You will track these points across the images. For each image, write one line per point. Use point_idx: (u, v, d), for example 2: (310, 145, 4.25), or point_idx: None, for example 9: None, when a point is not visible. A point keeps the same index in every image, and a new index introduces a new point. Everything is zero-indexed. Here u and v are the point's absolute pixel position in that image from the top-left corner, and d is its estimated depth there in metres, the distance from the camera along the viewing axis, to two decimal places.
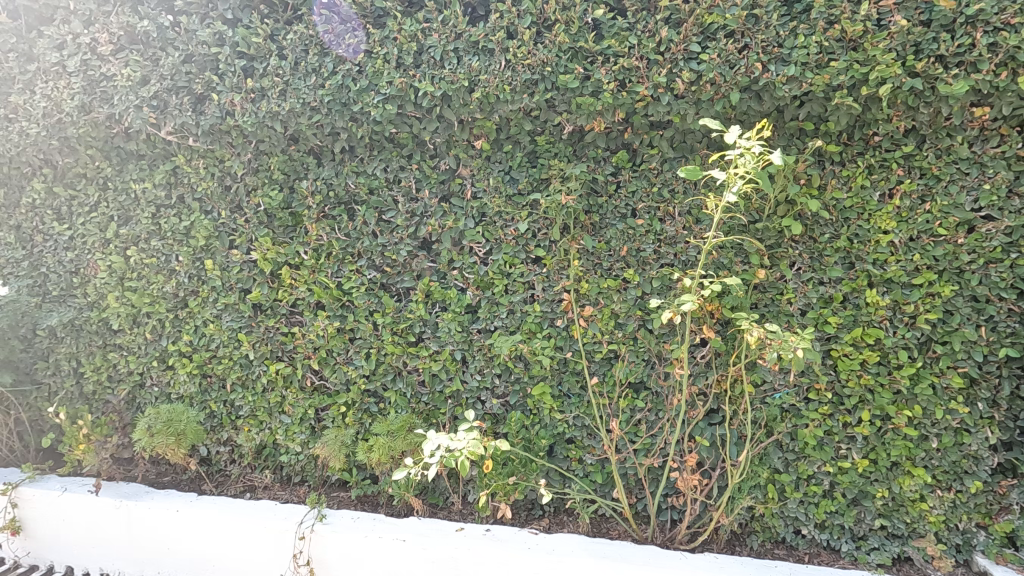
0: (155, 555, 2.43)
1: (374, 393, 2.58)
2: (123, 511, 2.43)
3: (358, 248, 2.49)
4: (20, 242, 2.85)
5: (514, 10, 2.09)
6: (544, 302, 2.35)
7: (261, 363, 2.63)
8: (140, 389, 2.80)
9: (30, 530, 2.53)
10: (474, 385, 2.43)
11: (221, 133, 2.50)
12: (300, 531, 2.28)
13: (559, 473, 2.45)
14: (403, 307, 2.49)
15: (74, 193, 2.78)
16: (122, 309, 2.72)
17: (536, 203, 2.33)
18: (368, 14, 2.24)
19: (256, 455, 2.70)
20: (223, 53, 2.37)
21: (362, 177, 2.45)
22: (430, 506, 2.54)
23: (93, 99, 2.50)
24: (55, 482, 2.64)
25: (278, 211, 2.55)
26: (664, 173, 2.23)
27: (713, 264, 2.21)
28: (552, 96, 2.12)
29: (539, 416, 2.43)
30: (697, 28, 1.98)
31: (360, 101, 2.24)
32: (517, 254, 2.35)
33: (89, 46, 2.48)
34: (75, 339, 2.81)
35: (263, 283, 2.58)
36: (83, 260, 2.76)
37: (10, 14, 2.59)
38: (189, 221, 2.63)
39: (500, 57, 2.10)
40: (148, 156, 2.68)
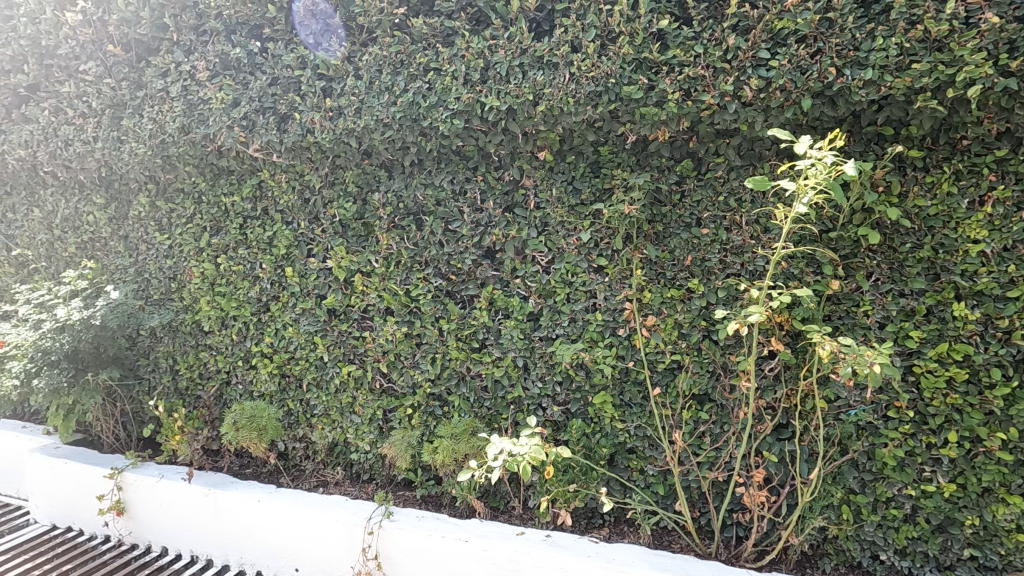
0: (239, 542, 2.62)
1: (439, 396, 2.66)
2: (212, 499, 2.64)
3: (426, 256, 2.59)
4: (128, 250, 3.18)
5: (579, 24, 2.14)
6: (606, 311, 2.36)
7: (334, 365, 2.77)
8: (227, 386, 3.02)
9: (131, 511, 2.80)
10: (535, 392, 2.47)
11: (302, 150, 2.67)
12: (368, 526, 2.39)
13: (620, 482, 2.44)
14: (467, 314, 2.57)
15: (173, 206, 3.06)
16: (213, 312, 2.97)
17: (599, 213, 2.35)
18: (438, 33, 2.37)
19: (329, 452, 2.85)
20: (305, 76, 2.55)
21: (430, 189, 2.56)
22: (491, 509, 2.59)
23: (191, 121, 2.74)
24: (154, 469, 2.90)
25: (352, 222, 2.70)
26: (730, 182, 2.20)
27: (782, 274, 2.15)
28: (616, 107, 2.14)
29: (600, 425, 2.43)
30: (767, 34, 1.94)
31: (429, 117, 2.35)
32: (579, 263, 2.37)
33: (188, 74, 2.75)
34: (172, 338, 3.09)
35: (338, 289, 2.74)
36: (180, 267, 3.04)
37: (124, 46, 2.91)
38: (272, 231, 2.83)
39: (564, 70, 2.15)
40: (237, 172, 2.91)
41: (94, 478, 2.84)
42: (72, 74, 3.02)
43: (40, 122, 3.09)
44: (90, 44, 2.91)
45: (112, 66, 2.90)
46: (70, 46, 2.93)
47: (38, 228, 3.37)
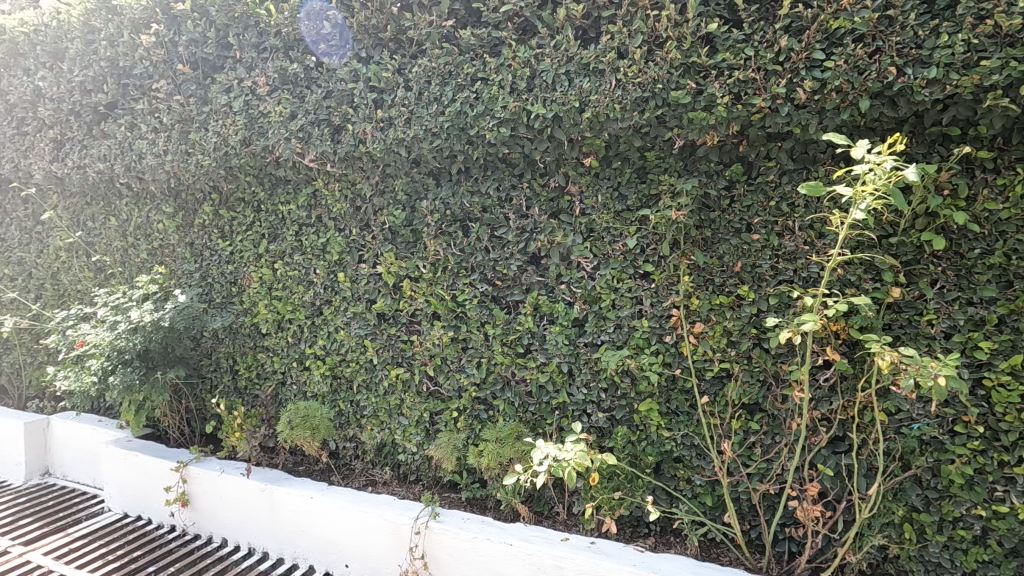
0: (293, 536, 2.72)
1: (484, 400, 2.69)
2: (268, 494, 2.76)
3: (472, 262, 2.63)
4: (193, 256, 3.37)
5: (625, 30, 2.14)
6: (652, 318, 2.33)
7: (383, 368, 2.85)
8: (283, 386, 3.16)
9: (194, 503, 2.96)
10: (580, 398, 2.47)
11: (355, 159, 2.78)
12: (415, 526, 2.44)
13: (667, 491, 2.41)
14: (513, 319, 2.59)
15: (234, 214, 3.23)
16: (271, 315, 3.11)
17: (645, 219, 2.34)
18: (485, 44, 2.42)
19: (377, 452, 2.93)
20: (358, 88, 2.65)
21: (477, 196, 2.60)
22: (536, 514, 2.60)
23: (252, 133, 2.89)
24: (215, 463, 3.05)
25: (400, 228, 2.78)
26: (782, 186, 2.14)
27: (838, 281, 2.08)
28: (663, 112, 2.13)
29: (646, 432, 2.40)
30: (822, 35, 1.89)
31: (477, 125, 2.40)
32: (625, 269, 2.36)
33: (250, 89, 2.91)
34: (233, 340, 3.25)
35: (387, 294, 2.82)
36: (241, 272, 3.20)
37: (193, 65, 3.10)
38: (325, 238, 2.95)
39: (610, 77, 2.15)
40: (293, 181, 3.04)
41: (162, 470, 3.02)
42: (146, 92, 3.24)
43: (117, 137, 3.33)
44: (162, 64, 3.12)
45: (182, 84, 3.10)
46: (144, 66, 3.15)
47: (114, 235, 3.63)
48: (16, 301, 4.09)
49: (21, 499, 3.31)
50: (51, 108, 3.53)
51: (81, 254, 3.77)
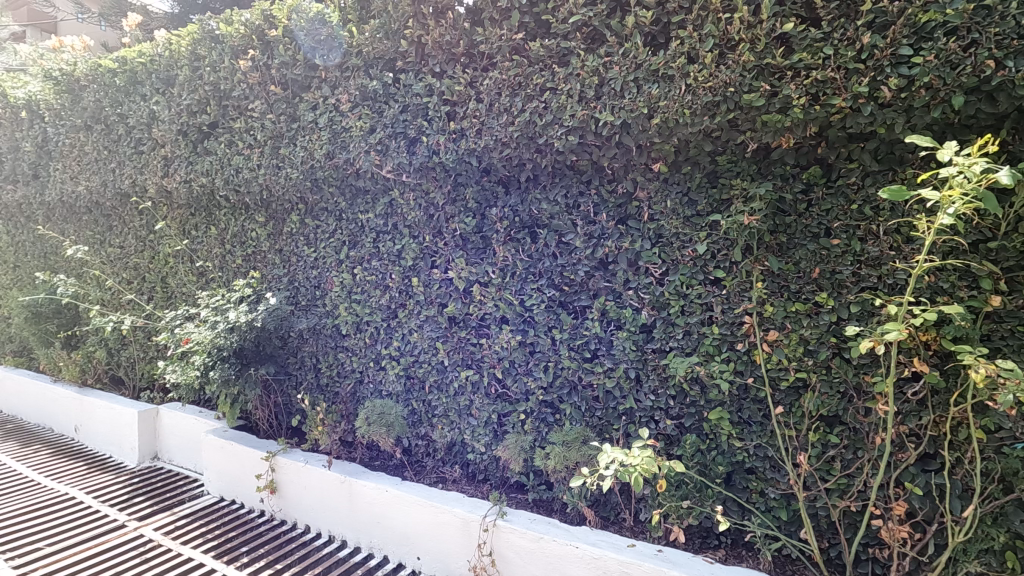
0: (369, 527, 2.87)
1: (551, 404, 2.73)
2: (347, 486, 2.93)
3: (540, 268, 2.69)
4: (282, 262, 3.64)
5: (696, 35, 2.12)
6: (723, 325, 2.29)
7: (453, 369, 2.96)
8: (361, 384, 3.34)
9: (281, 491, 3.19)
10: (648, 405, 2.46)
11: (428, 169, 2.92)
12: (484, 523, 2.51)
13: (738, 503, 2.35)
14: (580, 324, 2.61)
15: (319, 222, 3.46)
16: (350, 317, 3.31)
17: (716, 225, 2.30)
18: (554, 54, 2.46)
19: (448, 451, 3.04)
20: (432, 102, 2.80)
21: (545, 203, 2.66)
22: (602, 519, 2.61)
23: (336, 147, 3.11)
24: (300, 454, 3.27)
25: (471, 235, 2.88)
26: (865, 189, 2.04)
27: (928, 288, 1.95)
28: (735, 115, 2.09)
29: (716, 441, 2.36)
30: (909, 29, 1.79)
31: (546, 134, 2.46)
32: (695, 275, 2.33)
33: (334, 106, 3.13)
34: (316, 340, 3.48)
35: (458, 298, 2.92)
36: (324, 277, 3.43)
37: (283, 85, 3.36)
38: (401, 244, 3.10)
39: (680, 82, 2.14)
40: (372, 191, 3.22)
41: (253, 459, 3.28)
42: (242, 112, 3.56)
43: (218, 154, 3.67)
44: (257, 86, 3.42)
45: (274, 103, 3.38)
46: (242, 88, 3.47)
47: (213, 243, 3.98)
48: (131, 302, 4.58)
49: (136, 479, 3.71)
50: (163, 129, 3.94)
51: (186, 260, 4.17)
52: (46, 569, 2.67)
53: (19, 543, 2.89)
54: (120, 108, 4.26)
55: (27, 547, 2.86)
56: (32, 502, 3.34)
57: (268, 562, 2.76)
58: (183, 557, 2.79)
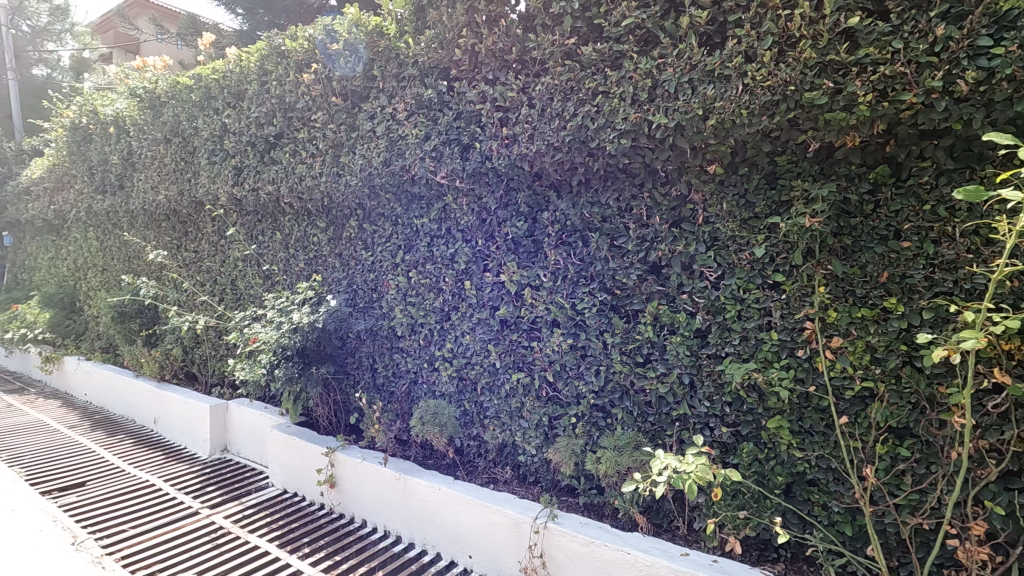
0: (422, 524, 2.95)
1: (603, 408, 2.72)
2: (402, 483, 3.02)
3: (591, 271, 2.68)
4: (342, 265, 3.79)
5: (754, 33, 2.08)
6: (783, 331, 2.21)
7: (505, 371, 3.00)
8: (415, 385, 3.44)
9: (340, 486, 3.32)
10: (702, 411, 2.41)
11: (482, 175, 2.98)
12: (535, 525, 2.53)
13: (799, 515, 2.26)
14: (632, 328, 2.59)
15: (376, 227, 3.59)
16: (405, 319, 3.40)
17: (775, 227, 2.23)
18: (606, 58, 2.46)
19: (499, 452, 3.08)
20: (485, 109, 2.85)
21: (597, 207, 2.65)
22: (654, 526, 2.58)
23: (392, 154, 3.23)
24: (357, 451, 3.39)
25: (523, 239, 2.91)
26: (939, 188, 1.93)
27: (1010, 294, 1.83)
28: (796, 115, 2.02)
29: (775, 451, 2.28)
30: (988, 19, 1.70)
31: (598, 137, 2.46)
32: (752, 279, 2.27)
33: (391, 115, 3.25)
34: (373, 340, 3.60)
35: (509, 301, 2.96)
36: (380, 280, 3.55)
37: (344, 96, 3.52)
38: (454, 248, 3.17)
39: (737, 82, 2.09)
40: (427, 197, 3.30)
41: (314, 454, 3.43)
42: (306, 123, 3.74)
43: (283, 163, 3.88)
44: (319, 97, 3.60)
45: (335, 114, 3.54)
46: (306, 100, 3.66)
47: (278, 247, 4.20)
48: (204, 303, 4.88)
49: (207, 469, 3.96)
50: (234, 140, 4.20)
51: (254, 263, 4.41)
52: (131, 549, 2.90)
53: (107, 524, 3.15)
54: (196, 121, 4.56)
55: (113, 528, 3.11)
56: (118, 488, 3.62)
57: (327, 553, 2.89)
58: (250, 545, 2.95)
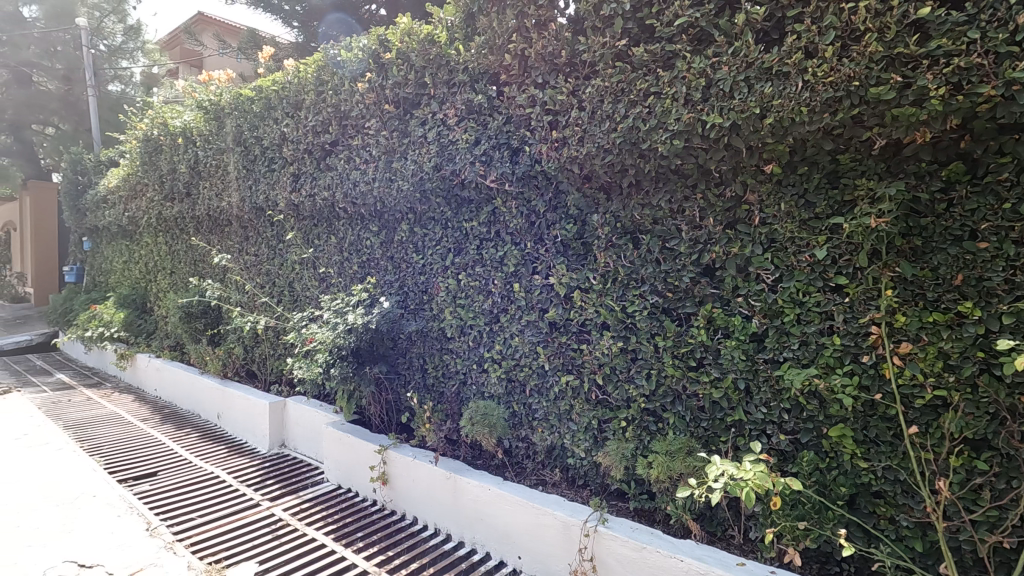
0: (472, 523, 2.99)
1: (654, 412, 2.68)
2: (452, 482, 3.07)
3: (642, 274, 2.65)
4: (393, 268, 3.90)
5: (814, 28, 2.02)
6: (846, 336, 2.12)
7: (554, 373, 3.00)
8: (464, 385, 3.49)
9: (392, 483, 3.41)
10: (759, 418, 2.34)
11: (531, 178, 3.01)
12: (585, 528, 2.52)
13: (863, 528, 2.17)
14: (684, 331, 2.55)
15: (426, 231, 3.67)
16: (455, 321, 3.46)
17: (837, 228, 2.15)
18: (658, 58, 2.44)
19: (548, 454, 3.09)
20: (535, 112, 2.88)
21: (648, 209, 2.63)
22: (708, 534, 2.52)
23: (443, 159, 3.31)
24: (409, 449, 3.46)
25: (572, 242, 2.91)
26: (1020, 185, 1.82)
27: None
28: (860, 111, 1.95)
29: (837, 460, 2.19)
30: None
31: (649, 139, 2.43)
32: (812, 281, 2.19)
33: (442, 121, 3.34)
34: (423, 341, 3.68)
35: (559, 304, 2.96)
36: (431, 282, 3.63)
37: (396, 103, 3.62)
38: (503, 251, 3.20)
39: (796, 79, 2.03)
40: (476, 201, 3.35)
41: (367, 451, 3.53)
42: (360, 130, 3.87)
43: (338, 169, 4.02)
44: (373, 105, 3.72)
45: (388, 121, 3.65)
46: (360, 108, 3.79)
47: (333, 251, 4.35)
48: (264, 304, 5.11)
49: (267, 464, 4.14)
50: (293, 148, 4.39)
51: (310, 266, 4.59)
52: (199, 537, 3.07)
53: (176, 512, 3.35)
54: (257, 131, 4.79)
55: (183, 516, 3.30)
56: (186, 478, 3.84)
57: (380, 549, 2.97)
58: (307, 537, 3.07)
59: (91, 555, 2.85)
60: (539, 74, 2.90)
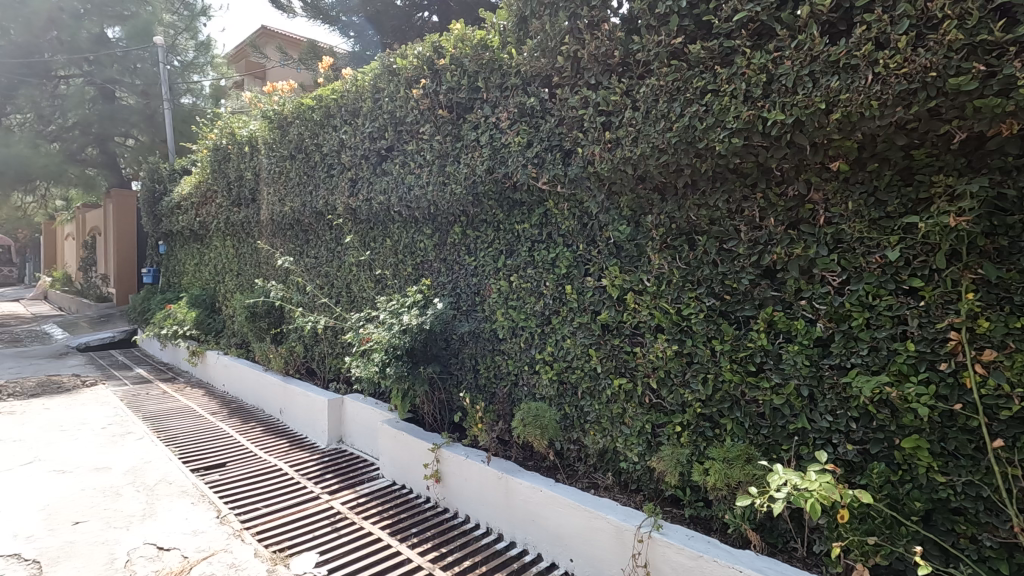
0: (524, 524, 3.00)
1: (710, 417, 2.62)
2: (504, 482, 3.10)
3: (698, 276, 2.60)
4: (446, 270, 3.98)
5: (886, 18, 1.92)
6: (920, 342, 2.00)
7: (607, 376, 2.97)
8: (516, 386, 3.52)
9: (445, 481, 3.47)
10: (824, 426, 2.24)
11: (584, 179, 3.00)
12: (639, 534, 2.48)
13: (940, 547, 2.03)
14: (743, 335, 2.48)
15: (478, 233, 3.72)
16: (506, 322, 3.49)
17: (912, 227, 2.03)
18: (716, 55, 2.39)
19: (599, 458, 3.06)
20: (587, 114, 2.88)
21: (704, 209, 2.57)
22: (768, 545, 2.43)
23: (495, 163, 3.35)
24: (461, 448, 3.51)
25: (625, 244, 2.88)
26: None
27: None
28: (937, 103, 1.84)
29: (911, 473, 2.06)
30: None
31: (706, 138, 2.38)
32: (883, 284, 2.08)
33: (494, 125, 3.39)
34: (475, 342, 3.73)
35: (612, 306, 2.93)
36: (483, 284, 3.68)
37: (449, 108, 3.70)
38: (555, 253, 3.21)
39: (866, 71, 1.94)
40: (528, 203, 3.37)
41: (421, 449, 3.60)
42: (414, 135, 3.98)
43: (393, 174, 4.14)
44: (427, 111, 3.81)
45: (441, 126, 3.73)
46: (415, 114, 3.89)
47: (388, 253, 4.48)
48: (323, 305, 5.31)
49: (326, 458, 4.31)
50: (351, 155, 4.56)
51: (366, 268, 4.75)
52: (264, 526, 3.23)
53: (244, 502, 3.53)
54: (318, 138, 5.00)
55: (250, 506, 3.48)
56: (252, 470, 4.04)
57: (434, 545, 3.03)
58: (364, 531, 3.17)
59: (168, 539, 3.04)
60: (592, 76, 2.89)
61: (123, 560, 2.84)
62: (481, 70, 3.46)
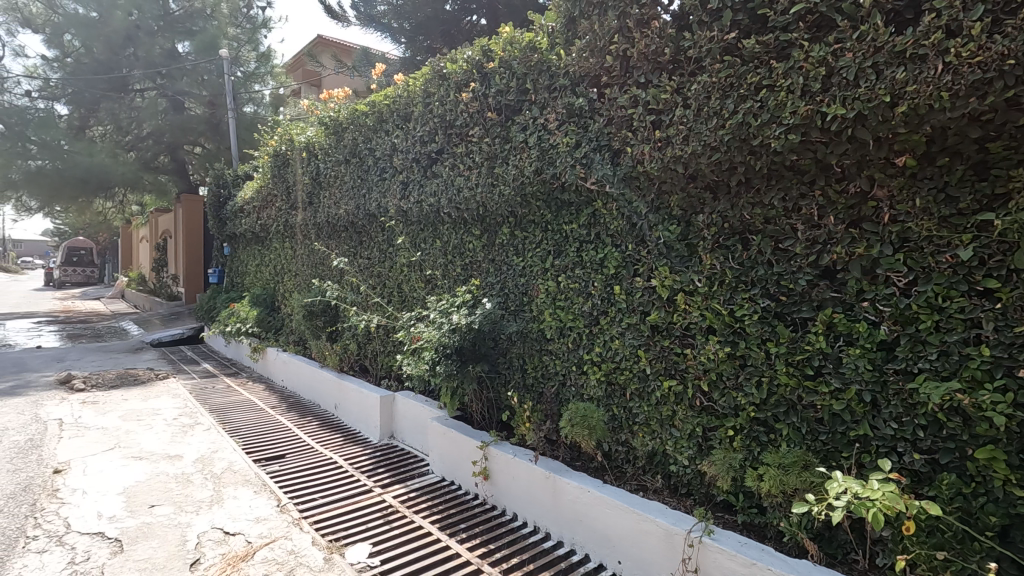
0: (572, 525, 3.01)
1: (765, 422, 2.55)
2: (552, 482, 3.11)
3: (752, 276, 2.54)
4: (494, 270, 4.03)
5: (958, 4, 1.83)
6: (997, 346, 1.88)
7: (656, 378, 2.94)
8: (563, 386, 3.53)
9: (493, 479, 3.51)
10: (888, 434, 2.13)
11: (633, 179, 2.98)
12: (689, 538, 2.44)
13: (1019, 565, 1.90)
14: (800, 337, 2.40)
15: (526, 234, 3.75)
16: (554, 322, 3.50)
17: (987, 225, 1.92)
18: (771, 49, 2.32)
19: (648, 460, 3.03)
20: (637, 113, 2.86)
21: (758, 208, 2.50)
22: (827, 556, 2.34)
23: (543, 164, 3.37)
24: (509, 446, 3.54)
25: (675, 243, 2.84)
26: None
27: None
28: (1016, 93, 1.74)
29: (986, 486, 1.93)
30: None
31: (761, 135, 2.32)
32: (955, 285, 1.96)
33: (543, 126, 3.41)
34: (523, 342, 3.77)
35: (661, 307, 2.89)
36: (530, 284, 3.70)
37: (498, 110, 3.75)
38: (604, 253, 3.20)
39: (935, 61, 1.85)
40: (576, 203, 3.38)
41: (470, 447, 3.66)
42: (463, 138, 4.05)
43: (443, 176, 4.23)
44: (476, 113, 3.88)
45: (489, 128, 3.78)
46: (464, 117, 3.96)
47: (438, 254, 4.58)
48: (375, 304, 5.48)
49: (378, 453, 4.44)
50: (402, 158, 4.69)
51: (416, 268, 4.86)
52: (321, 516, 3.37)
53: (302, 493, 3.69)
54: (371, 143, 5.17)
55: (308, 497, 3.63)
56: (309, 463, 4.22)
57: (483, 542, 3.08)
58: (415, 524, 3.26)
59: (234, 524, 3.23)
60: (641, 74, 2.87)
61: (194, 542, 3.04)
62: (530, 72, 3.50)
